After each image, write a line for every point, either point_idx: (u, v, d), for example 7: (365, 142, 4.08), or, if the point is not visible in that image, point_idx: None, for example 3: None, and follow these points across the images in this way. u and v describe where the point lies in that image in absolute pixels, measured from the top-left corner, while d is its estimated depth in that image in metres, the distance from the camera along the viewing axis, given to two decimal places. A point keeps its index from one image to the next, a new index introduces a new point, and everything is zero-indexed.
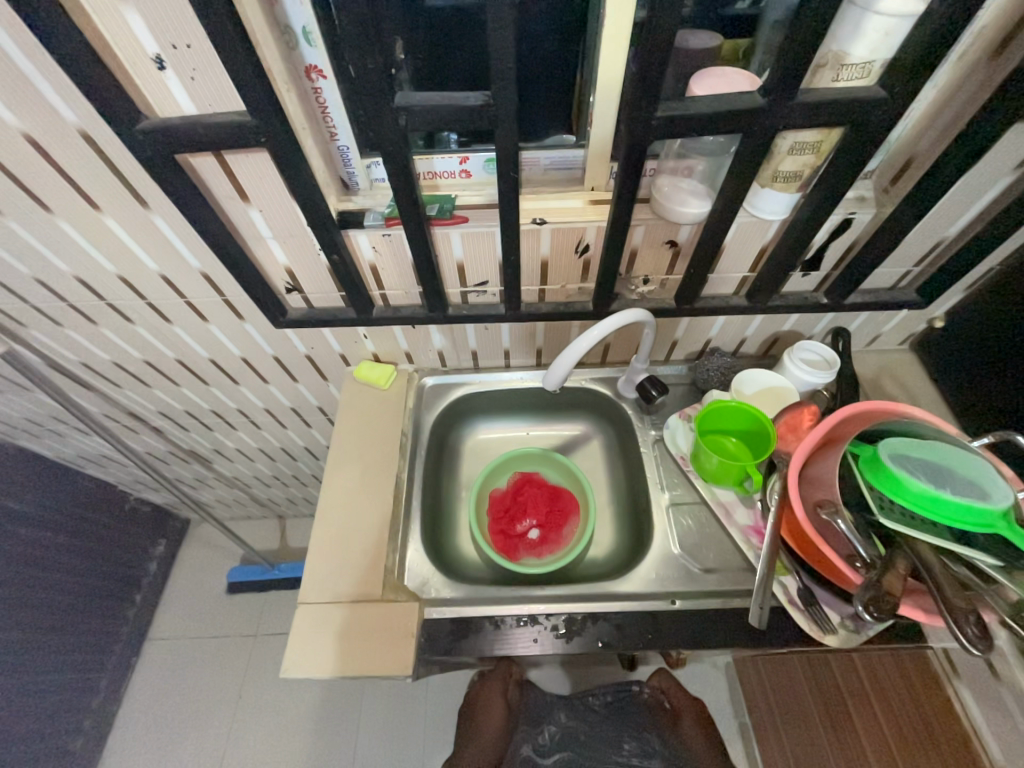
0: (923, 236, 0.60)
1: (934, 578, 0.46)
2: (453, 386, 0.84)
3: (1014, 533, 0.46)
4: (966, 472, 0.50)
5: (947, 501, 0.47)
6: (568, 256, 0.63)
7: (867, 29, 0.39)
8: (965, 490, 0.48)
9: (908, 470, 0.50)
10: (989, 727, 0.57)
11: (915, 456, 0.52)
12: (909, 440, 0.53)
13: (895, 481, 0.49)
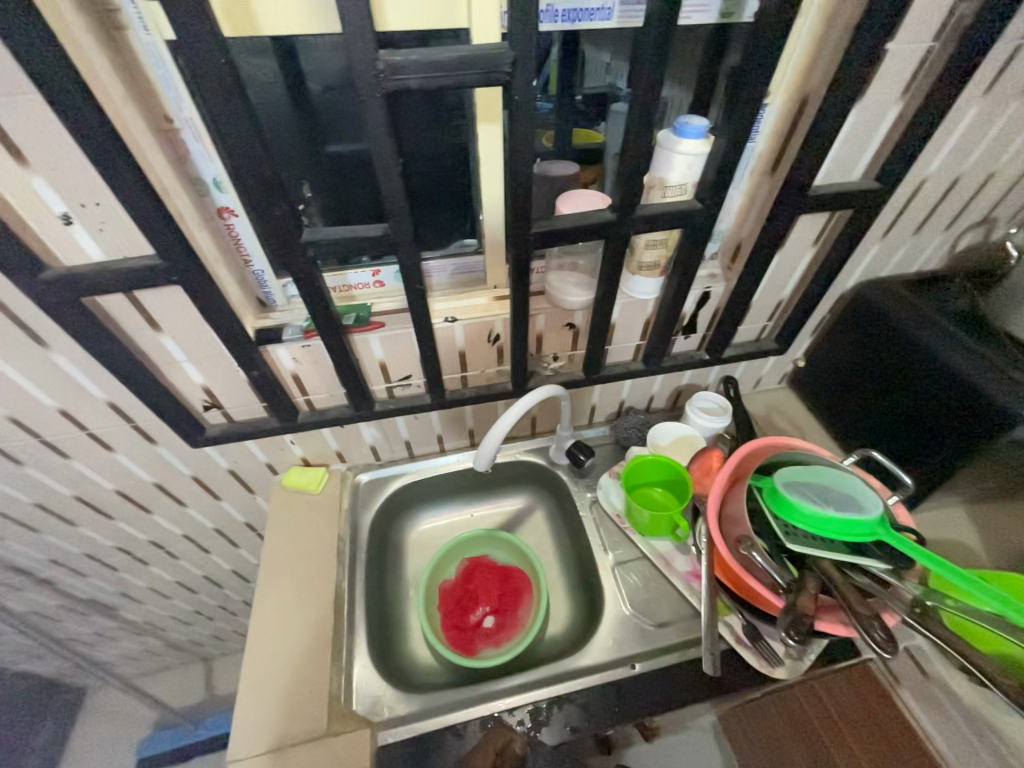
0: (766, 298, 0.74)
1: (840, 591, 0.51)
2: (389, 479, 0.83)
3: (890, 537, 0.53)
4: (843, 490, 0.59)
5: (832, 518, 0.54)
6: (483, 344, 0.69)
7: (675, 162, 0.51)
8: (845, 506, 0.56)
9: (800, 497, 0.57)
10: None
11: (802, 483, 0.60)
12: (795, 469, 0.62)
13: (791, 509, 0.56)
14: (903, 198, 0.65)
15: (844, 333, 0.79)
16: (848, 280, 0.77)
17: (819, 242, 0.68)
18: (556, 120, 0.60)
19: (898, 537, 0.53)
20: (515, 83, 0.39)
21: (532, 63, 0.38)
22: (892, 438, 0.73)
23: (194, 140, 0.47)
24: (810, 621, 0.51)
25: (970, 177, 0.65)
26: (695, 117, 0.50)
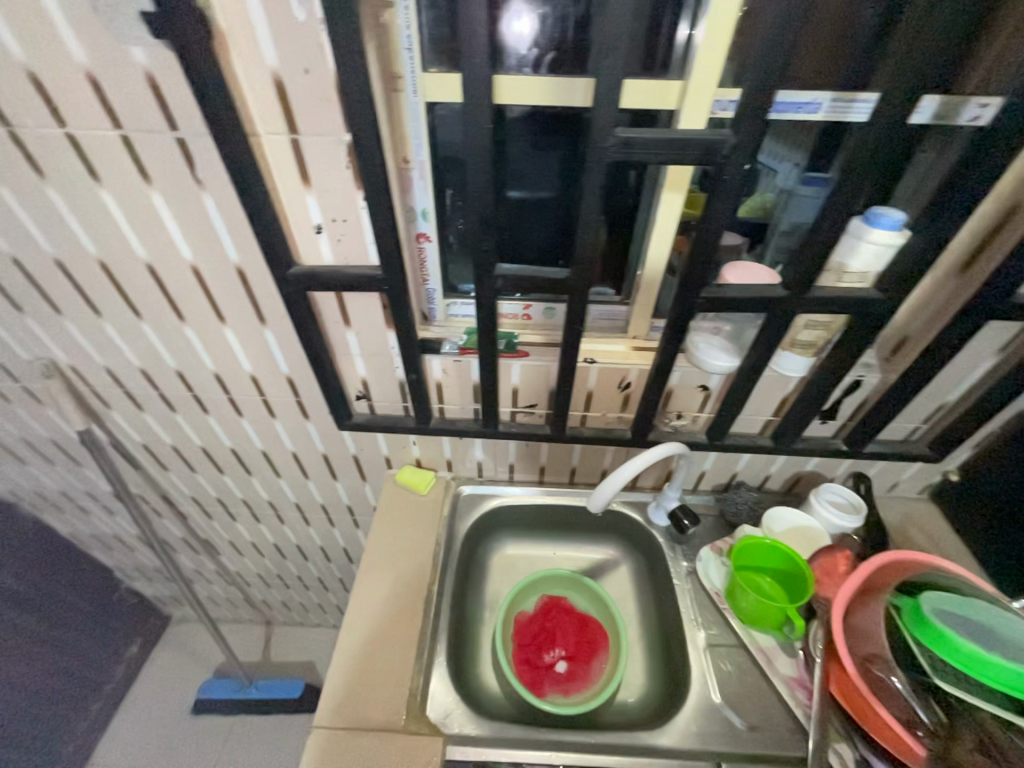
0: (927, 398, 0.68)
1: (1004, 753, 0.45)
2: (487, 497, 0.87)
3: None
4: (1011, 633, 0.50)
5: (998, 665, 0.47)
6: (611, 389, 0.71)
7: (861, 250, 0.51)
8: (1013, 654, 0.48)
9: (954, 629, 0.50)
10: None
11: (956, 613, 0.53)
12: (947, 594, 0.54)
13: (942, 641, 0.49)
14: None
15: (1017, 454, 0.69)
16: None
17: (1005, 351, 0.62)
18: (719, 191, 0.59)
19: None
20: (727, 164, 0.43)
21: (749, 149, 0.42)
22: None
23: (419, 177, 0.55)
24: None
25: None
26: (890, 209, 0.49)
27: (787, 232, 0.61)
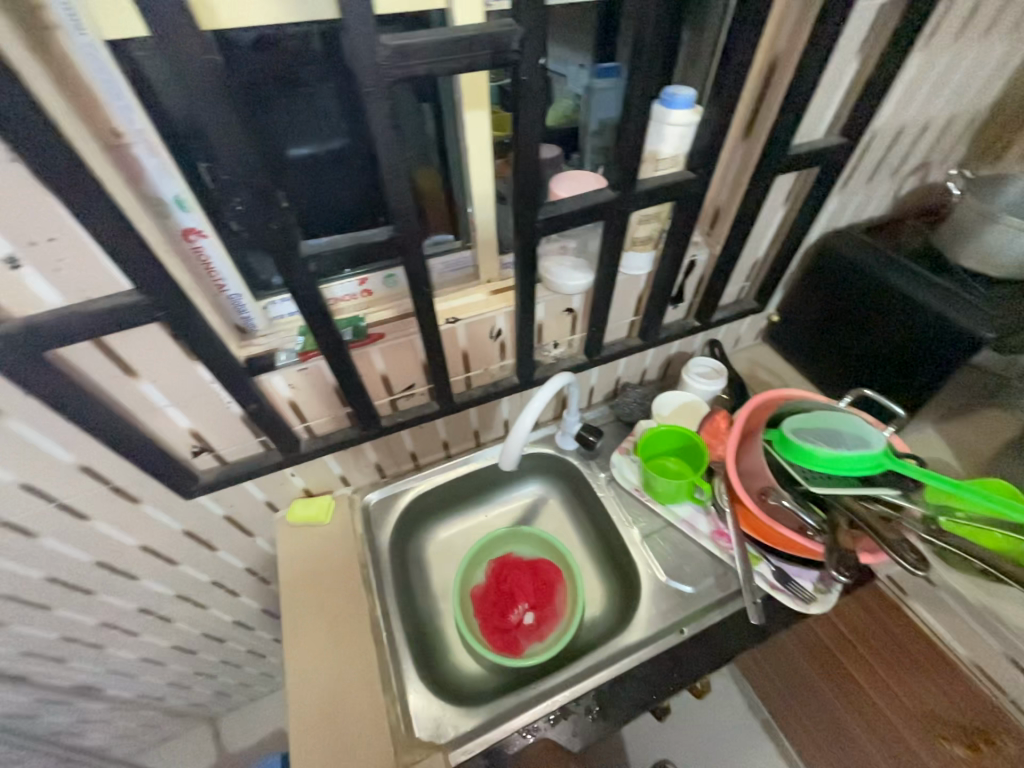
0: (745, 259, 0.77)
1: (868, 523, 0.54)
2: (399, 495, 0.80)
3: (897, 464, 0.57)
4: (847, 429, 0.63)
5: (845, 457, 0.58)
6: (484, 341, 0.67)
7: (667, 134, 0.51)
8: (852, 445, 0.60)
9: (809, 442, 0.61)
10: (939, 624, 0.71)
11: (808, 430, 0.64)
12: (800, 418, 0.65)
13: (804, 455, 0.60)
14: (859, 150, 0.69)
15: (815, 282, 0.83)
16: (813, 233, 0.81)
17: (788, 200, 0.71)
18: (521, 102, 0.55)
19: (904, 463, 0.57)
20: (521, 63, 0.38)
21: (539, 39, 0.37)
22: (866, 374, 0.80)
23: (149, 154, 0.40)
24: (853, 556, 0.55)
25: (911, 124, 0.70)
26: (678, 88, 0.50)
27: (597, 133, 0.59)
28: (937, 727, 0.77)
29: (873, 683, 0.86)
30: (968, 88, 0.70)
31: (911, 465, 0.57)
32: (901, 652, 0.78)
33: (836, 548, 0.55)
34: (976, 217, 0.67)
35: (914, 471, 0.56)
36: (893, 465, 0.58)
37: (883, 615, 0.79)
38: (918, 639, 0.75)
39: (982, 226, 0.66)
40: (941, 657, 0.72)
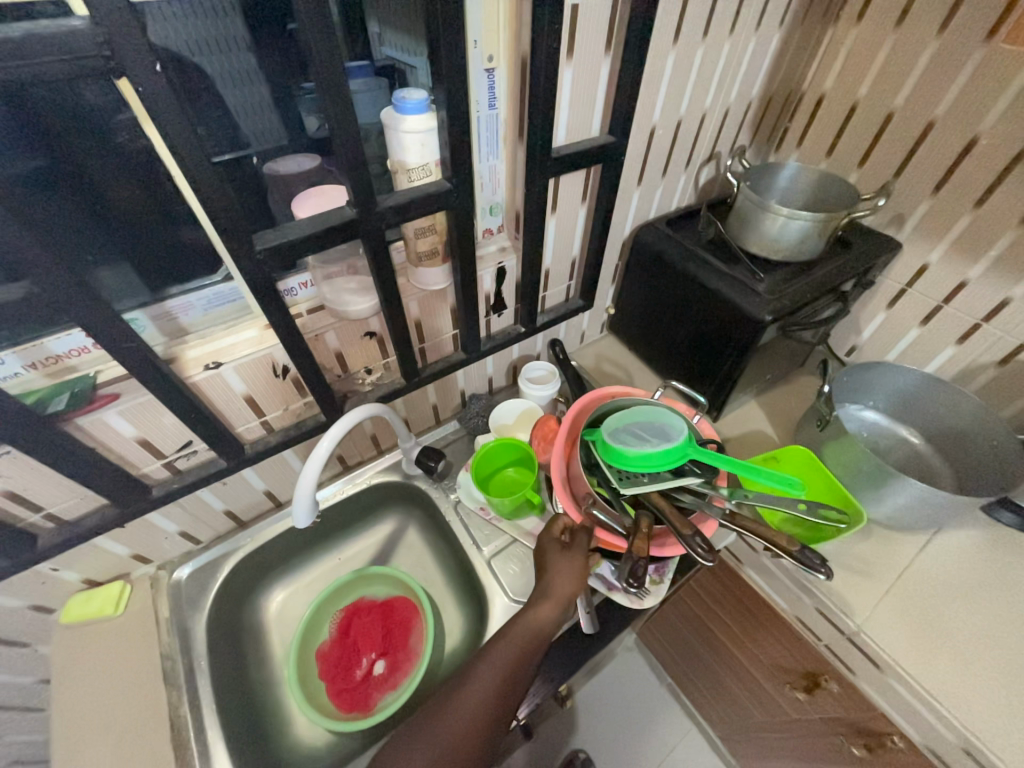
0: (560, 259, 0.76)
1: (668, 516, 0.55)
2: (216, 563, 0.70)
3: (699, 452, 0.58)
4: (659, 420, 0.63)
5: (650, 454, 0.58)
6: (270, 382, 0.59)
7: (407, 143, 0.47)
8: (660, 439, 0.60)
9: (620, 442, 0.60)
10: (762, 580, 0.77)
11: (624, 425, 0.63)
12: (619, 415, 0.64)
13: (614, 454, 0.60)
14: (643, 147, 0.70)
15: (636, 274, 0.85)
16: (626, 227, 0.82)
17: (587, 199, 0.71)
18: (275, 110, 0.51)
19: (704, 450, 0.58)
20: (124, 69, 0.31)
21: (138, 34, 0.30)
22: (686, 360, 0.83)
23: None
24: (646, 563, 0.51)
25: (688, 119, 0.73)
26: (412, 91, 0.46)
27: (369, 138, 0.52)
28: (782, 672, 0.82)
29: (732, 641, 0.91)
30: (732, 83, 0.74)
31: (708, 450, 0.57)
32: (746, 613, 0.83)
33: (629, 555, 0.52)
34: (753, 207, 0.71)
35: (712, 457, 0.57)
36: (695, 454, 0.58)
37: (724, 577, 0.84)
38: (757, 601, 0.80)
39: (758, 216, 0.71)
40: (772, 612, 0.78)
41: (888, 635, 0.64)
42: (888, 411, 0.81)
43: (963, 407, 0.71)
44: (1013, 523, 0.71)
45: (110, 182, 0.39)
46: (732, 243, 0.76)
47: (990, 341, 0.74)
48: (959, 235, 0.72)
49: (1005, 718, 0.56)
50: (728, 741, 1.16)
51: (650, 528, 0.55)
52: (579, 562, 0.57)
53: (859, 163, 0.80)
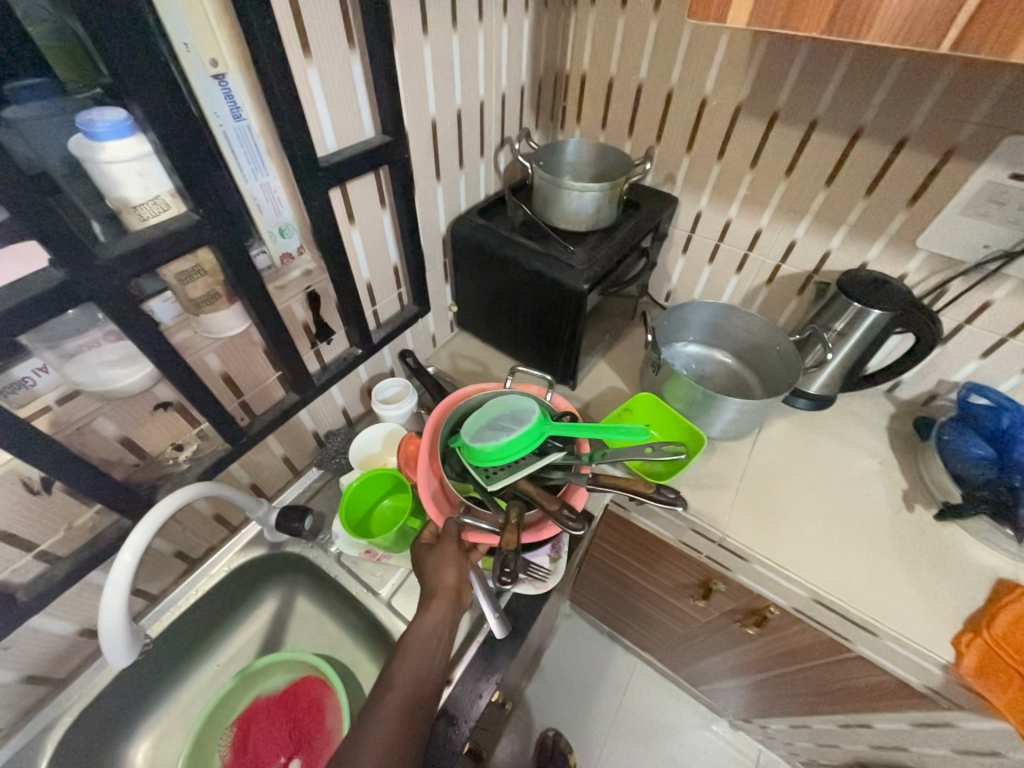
0: (379, 270, 0.72)
1: (539, 500, 0.56)
2: (29, 748, 0.54)
3: (556, 427, 0.60)
4: (517, 405, 0.64)
5: (511, 442, 0.58)
6: (27, 504, 0.45)
7: (117, 175, 0.38)
8: (520, 423, 0.61)
9: (481, 440, 0.60)
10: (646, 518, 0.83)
11: (486, 421, 0.63)
12: (481, 412, 0.64)
13: (477, 453, 0.59)
14: (429, 142, 0.69)
15: (464, 269, 0.85)
16: (440, 224, 0.81)
17: (387, 203, 0.67)
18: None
19: (560, 423, 0.60)
20: None
21: None
22: (531, 340, 0.86)
23: None
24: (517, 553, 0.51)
25: (468, 109, 0.73)
26: (104, 110, 0.37)
27: (71, 178, 0.41)
28: (683, 589, 0.91)
29: (640, 577, 1.00)
30: (500, 69, 0.76)
31: (563, 423, 0.60)
32: (643, 550, 0.90)
33: (500, 552, 0.52)
34: (548, 186, 0.75)
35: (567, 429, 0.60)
36: (552, 429, 0.60)
37: (618, 526, 0.89)
38: (647, 539, 0.87)
39: (556, 193, 0.75)
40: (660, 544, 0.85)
41: (744, 530, 0.75)
42: (704, 341, 0.94)
43: (751, 324, 0.85)
44: (806, 405, 0.88)
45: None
46: (541, 223, 0.79)
47: (756, 266, 0.90)
48: (715, 183, 0.85)
49: (829, 563, 0.71)
50: (665, 660, 1.29)
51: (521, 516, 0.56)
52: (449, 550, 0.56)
53: (629, 132, 0.89)
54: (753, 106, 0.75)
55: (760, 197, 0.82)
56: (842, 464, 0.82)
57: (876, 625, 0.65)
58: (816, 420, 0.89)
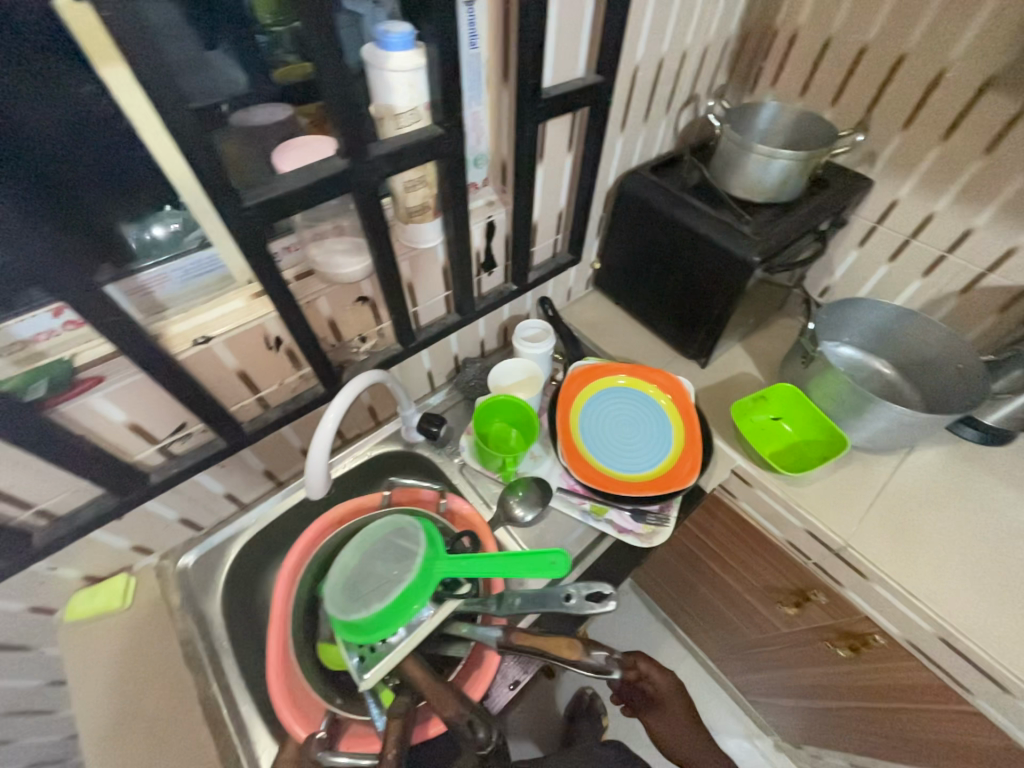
0: (547, 212, 0.75)
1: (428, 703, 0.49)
2: (220, 547, 0.68)
3: (449, 566, 0.55)
4: (402, 535, 0.61)
5: (373, 618, 0.54)
6: (263, 355, 0.56)
7: (393, 84, 0.44)
8: (399, 573, 0.57)
9: (349, 610, 0.56)
10: (753, 510, 0.82)
11: (351, 568, 0.60)
12: (351, 548, 0.61)
13: (355, 628, 0.54)
14: (626, 88, 0.68)
15: (620, 226, 0.85)
16: (610, 177, 0.81)
17: (572, 147, 0.69)
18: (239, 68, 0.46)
19: (452, 563, 0.55)
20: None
21: None
22: (674, 304, 0.84)
23: None
24: None
25: (669, 59, 0.71)
26: (395, 24, 0.42)
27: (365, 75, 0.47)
28: (772, 593, 0.89)
29: (724, 571, 0.98)
30: (711, 17, 0.72)
31: (454, 565, 0.55)
32: (740, 543, 0.89)
33: None
34: (736, 148, 0.72)
35: (461, 567, 0.55)
36: (440, 574, 0.55)
37: (720, 515, 0.89)
38: (749, 531, 0.85)
39: (742, 157, 0.71)
40: (764, 538, 0.83)
41: (872, 547, 0.70)
42: (862, 345, 0.86)
43: (932, 335, 0.76)
44: (974, 437, 0.78)
45: (11, 112, 0.32)
46: (717, 189, 0.76)
47: (953, 272, 0.79)
48: (927, 170, 0.75)
49: (969, 606, 0.64)
50: (719, 661, 1.27)
51: (406, 724, 0.49)
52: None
53: (833, 102, 0.81)
54: (1011, 80, 0.64)
55: (987, 191, 0.71)
56: (1008, 509, 0.72)
57: (1018, 688, 0.58)
58: (984, 456, 0.78)
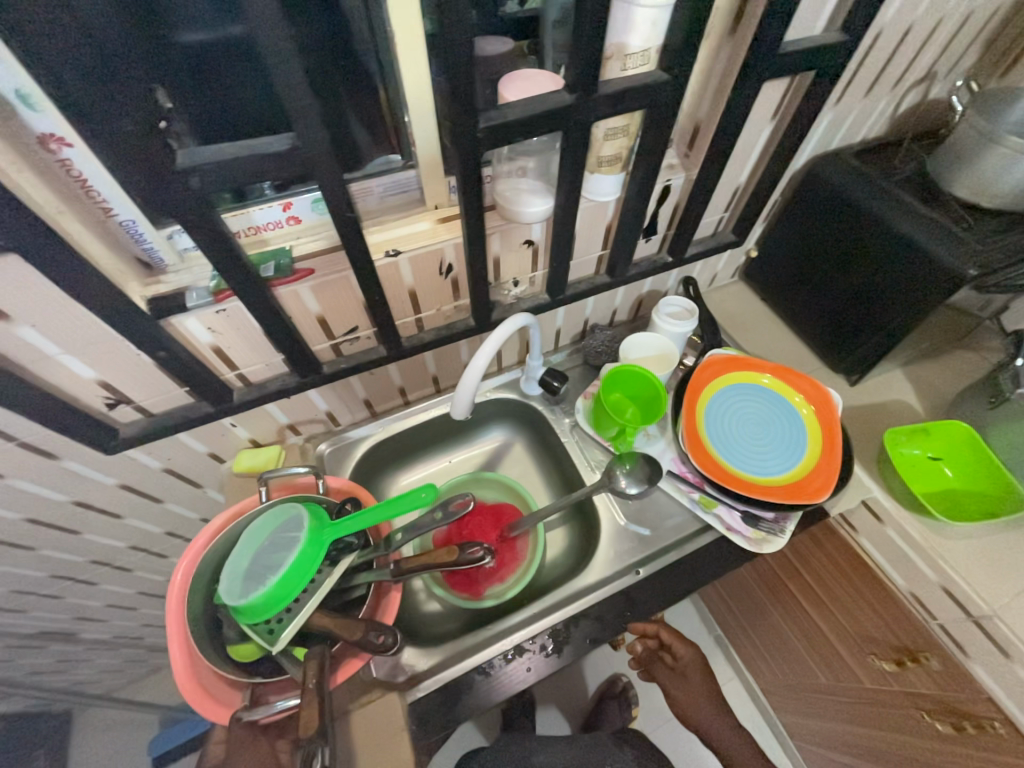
0: (726, 184, 0.70)
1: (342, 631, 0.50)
2: (353, 443, 0.77)
3: (333, 534, 0.53)
4: (282, 525, 0.54)
5: (275, 590, 0.49)
6: (434, 279, 0.60)
7: (636, 20, 0.43)
8: (278, 561, 0.51)
9: (245, 591, 0.50)
10: (875, 549, 0.75)
11: (244, 565, 0.52)
12: (243, 548, 0.52)
13: (247, 611, 0.49)
14: (860, 54, 0.60)
15: (797, 213, 0.77)
16: (802, 157, 0.74)
17: (776, 116, 0.63)
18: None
19: (331, 532, 0.53)
20: None
21: None
22: (838, 309, 0.76)
23: None
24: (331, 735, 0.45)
25: (919, 26, 0.61)
26: None
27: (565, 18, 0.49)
28: (868, 642, 0.82)
29: (813, 606, 0.92)
30: None
31: (317, 544, 0.52)
32: (845, 581, 0.83)
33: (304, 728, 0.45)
34: (977, 140, 0.61)
35: (348, 527, 0.53)
36: (330, 539, 0.53)
37: (831, 548, 0.83)
38: (863, 571, 0.79)
39: (981, 149, 0.61)
40: (879, 582, 0.76)
41: None
42: None
43: None
44: None
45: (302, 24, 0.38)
46: (936, 187, 0.66)
47: None
48: None
49: None
50: (772, 696, 1.21)
51: (324, 663, 0.49)
52: (265, 747, 0.50)
53: None
54: None
55: None
56: None
57: None
58: None
